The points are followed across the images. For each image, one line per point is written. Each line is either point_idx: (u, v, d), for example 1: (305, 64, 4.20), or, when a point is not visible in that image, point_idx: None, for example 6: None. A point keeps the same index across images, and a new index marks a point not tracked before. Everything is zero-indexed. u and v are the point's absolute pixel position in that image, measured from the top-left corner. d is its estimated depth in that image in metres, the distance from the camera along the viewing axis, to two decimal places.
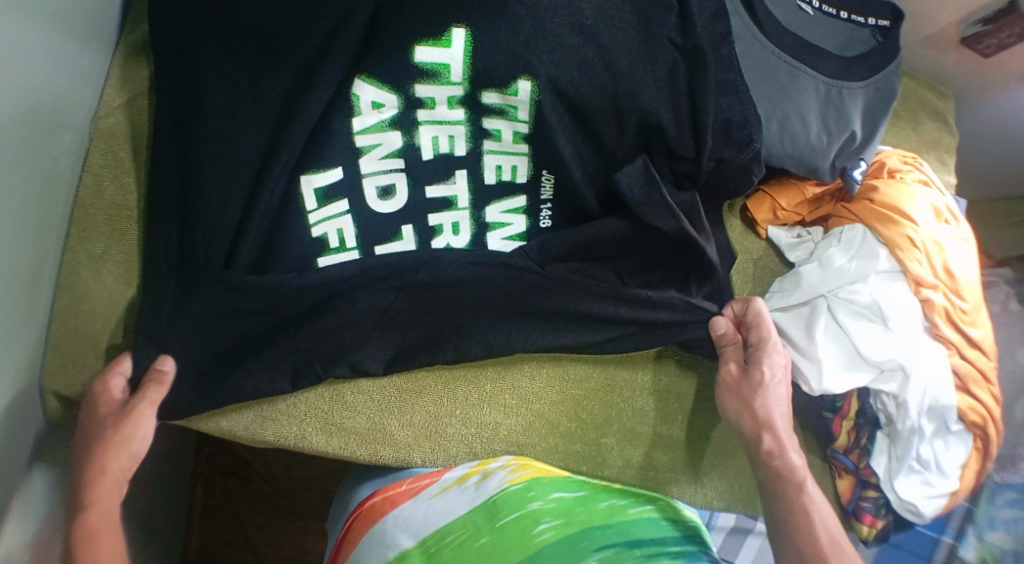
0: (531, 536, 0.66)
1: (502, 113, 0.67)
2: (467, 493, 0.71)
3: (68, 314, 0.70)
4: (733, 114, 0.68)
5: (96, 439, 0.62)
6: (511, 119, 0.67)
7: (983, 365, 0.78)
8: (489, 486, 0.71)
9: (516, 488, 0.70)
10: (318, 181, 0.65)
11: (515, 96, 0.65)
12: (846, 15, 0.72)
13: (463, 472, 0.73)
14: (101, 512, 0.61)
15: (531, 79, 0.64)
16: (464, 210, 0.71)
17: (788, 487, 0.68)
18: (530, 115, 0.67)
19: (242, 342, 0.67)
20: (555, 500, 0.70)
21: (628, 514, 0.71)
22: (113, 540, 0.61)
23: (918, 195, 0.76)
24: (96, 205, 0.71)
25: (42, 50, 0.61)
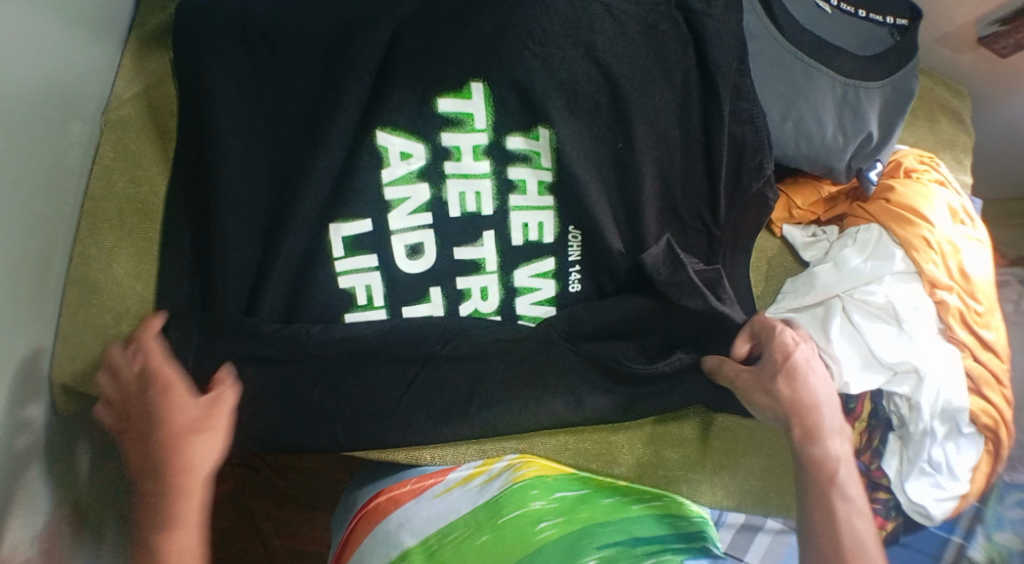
0: (531, 535, 0.67)
1: (526, 160, 0.66)
2: (470, 493, 0.71)
3: (79, 306, 0.71)
4: (748, 139, 0.66)
5: (158, 440, 0.63)
6: (535, 166, 0.66)
7: (997, 368, 0.78)
8: (492, 487, 0.71)
9: (518, 487, 0.71)
10: (346, 229, 0.66)
11: (538, 141, 0.66)
12: (865, 13, 0.71)
13: (468, 472, 0.73)
14: (181, 517, 0.62)
15: (549, 127, 0.65)
16: (492, 273, 0.69)
17: (820, 477, 0.65)
18: (553, 162, 0.66)
19: (263, 345, 0.68)
20: (557, 499, 0.71)
21: (630, 511, 0.71)
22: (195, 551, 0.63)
23: (935, 196, 0.75)
24: (109, 198, 0.72)
25: (51, 45, 0.62)
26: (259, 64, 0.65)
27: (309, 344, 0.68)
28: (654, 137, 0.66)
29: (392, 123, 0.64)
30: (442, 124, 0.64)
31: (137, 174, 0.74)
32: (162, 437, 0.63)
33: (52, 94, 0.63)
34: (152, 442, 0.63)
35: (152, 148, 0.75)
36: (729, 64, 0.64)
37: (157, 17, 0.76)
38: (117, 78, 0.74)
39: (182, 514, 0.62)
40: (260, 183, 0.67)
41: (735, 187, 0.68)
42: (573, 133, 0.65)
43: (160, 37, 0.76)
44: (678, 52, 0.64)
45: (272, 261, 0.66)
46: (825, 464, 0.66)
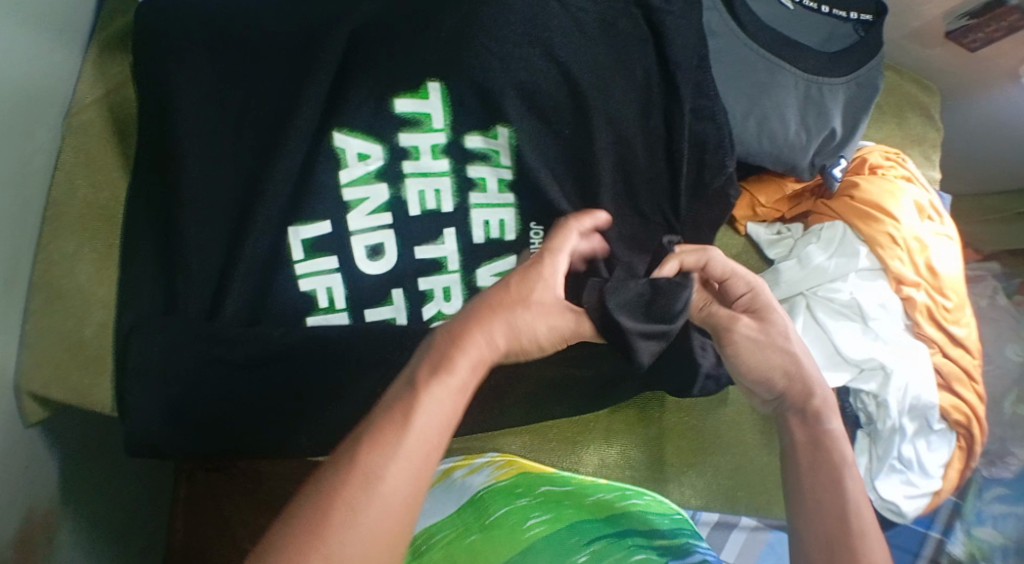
0: (519, 530, 0.63)
1: (485, 159, 0.66)
2: (452, 492, 0.70)
3: (44, 314, 0.69)
4: (710, 135, 0.66)
5: (521, 299, 0.50)
6: (494, 164, 0.66)
7: (968, 364, 0.78)
8: (473, 483, 0.70)
9: (502, 484, 0.69)
10: (305, 232, 0.65)
11: (496, 140, 0.65)
12: (827, 9, 0.72)
13: (448, 466, 0.74)
14: (479, 339, 0.48)
15: (508, 125, 0.64)
16: (455, 272, 0.68)
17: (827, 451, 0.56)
18: (512, 160, 0.66)
19: (226, 350, 0.65)
20: (543, 494, 0.68)
21: (615, 508, 0.66)
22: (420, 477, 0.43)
23: (901, 193, 0.75)
24: (72, 204, 0.72)
25: (10, 49, 0.61)
26: (219, 66, 0.64)
27: (274, 349, 0.66)
28: (616, 136, 0.66)
29: (349, 124, 0.64)
30: (400, 126, 0.64)
31: (98, 180, 0.73)
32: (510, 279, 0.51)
33: (11, 97, 0.62)
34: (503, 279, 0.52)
35: (115, 154, 0.75)
36: (690, 62, 0.64)
37: (119, 22, 0.76)
38: (79, 81, 0.73)
39: (458, 341, 0.47)
40: (221, 185, 0.65)
41: (698, 182, 0.68)
42: (532, 132, 0.65)
43: (119, 42, 0.76)
44: (638, 50, 0.65)
45: (246, 283, 0.66)
46: (825, 444, 0.57)
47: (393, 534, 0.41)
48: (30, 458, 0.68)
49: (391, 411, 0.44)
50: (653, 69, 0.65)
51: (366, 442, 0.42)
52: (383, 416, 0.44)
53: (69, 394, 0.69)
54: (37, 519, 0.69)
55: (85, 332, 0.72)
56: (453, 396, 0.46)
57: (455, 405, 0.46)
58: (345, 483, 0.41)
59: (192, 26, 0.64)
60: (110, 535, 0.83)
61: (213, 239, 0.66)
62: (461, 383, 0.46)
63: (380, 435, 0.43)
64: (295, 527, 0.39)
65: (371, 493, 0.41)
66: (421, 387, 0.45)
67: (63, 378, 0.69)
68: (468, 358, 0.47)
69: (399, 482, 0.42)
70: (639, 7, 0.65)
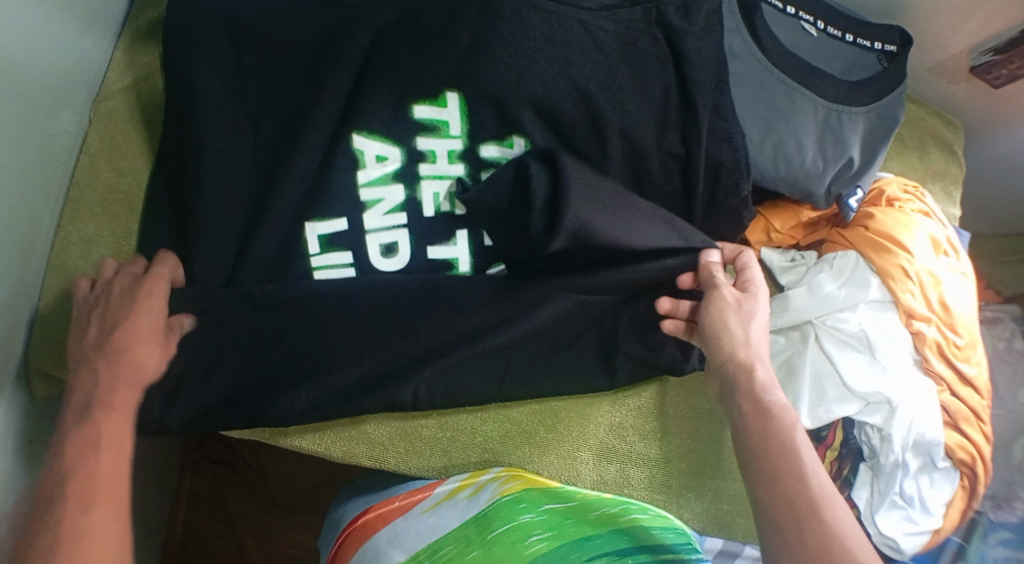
0: (522, 548, 0.62)
1: (434, 130, 0.65)
2: (458, 507, 0.69)
3: (56, 293, 0.70)
4: (726, 157, 0.66)
5: (120, 320, 0.61)
6: (443, 136, 0.66)
7: (975, 404, 0.76)
8: (480, 499, 0.69)
9: (506, 500, 0.68)
10: (322, 228, 0.66)
11: (445, 108, 0.65)
12: (852, 38, 0.71)
13: (454, 486, 0.72)
14: (123, 361, 0.60)
15: (459, 91, 0.64)
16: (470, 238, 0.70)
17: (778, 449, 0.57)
18: (462, 129, 0.66)
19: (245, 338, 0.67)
20: (546, 512, 0.68)
21: (619, 522, 0.67)
22: (113, 494, 0.54)
23: (916, 226, 0.75)
24: (93, 186, 0.73)
25: (43, 31, 0.63)
26: (243, 62, 0.65)
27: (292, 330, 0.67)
28: (629, 151, 0.67)
29: (368, 127, 0.65)
30: (417, 130, 0.65)
31: (122, 165, 0.74)
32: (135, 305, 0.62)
33: (39, 77, 0.63)
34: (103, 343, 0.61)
35: (140, 141, 0.75)
36: (709, 82, 0.65)
37: (151, 11, 0.77)
38: (108, 70, 0.74)
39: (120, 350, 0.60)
40: (236, 176, 0.66)
41: (712, 202, 0.69)
42: (547, 143, 0.66)
43: (150, 32, 0.77)
44: (656, 69, 0.65)
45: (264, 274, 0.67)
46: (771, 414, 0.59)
47: (116, 496, 0.54)
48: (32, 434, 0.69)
49: (82, 416, 0.57)
50: (671, 89, 0.65)
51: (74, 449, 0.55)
52: (81, 455, 0.55)
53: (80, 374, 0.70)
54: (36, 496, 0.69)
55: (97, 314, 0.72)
56: (132, 378, 0.60)
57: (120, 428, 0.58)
58: (65, 518, 0.51)
59: (215, 19, 0.64)
60: None
61: (230, 229, 0.66)
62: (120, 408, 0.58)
63: (98, 413, 0.57)
64: (56, 534, 0.51)
65: (90, 481, 0.54)
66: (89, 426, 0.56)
67: (72, 355, 0.70)
68: (122, 392, 0.59)
69: (114, 459, 0.56)
70: (658, 27, 0.64)
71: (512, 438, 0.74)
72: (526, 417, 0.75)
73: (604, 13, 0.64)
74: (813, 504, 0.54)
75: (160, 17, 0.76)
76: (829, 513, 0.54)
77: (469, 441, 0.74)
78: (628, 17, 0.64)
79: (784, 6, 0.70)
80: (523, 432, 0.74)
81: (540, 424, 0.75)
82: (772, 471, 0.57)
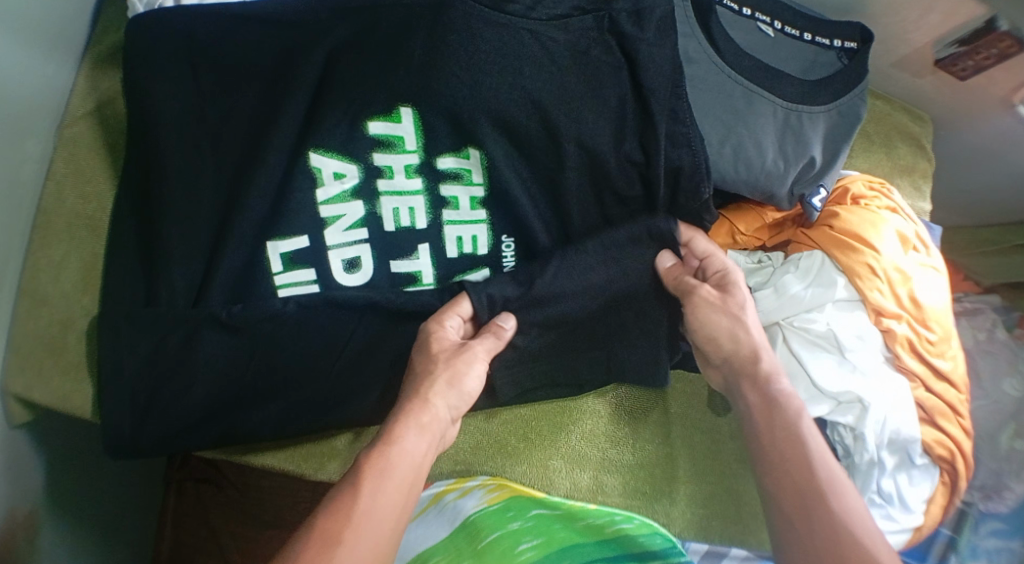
0: (513, 555, 0.67)
1: (389, 146, 0.66)
2: (445, 513, 0.71)
3: (27, 319, 0.71)
4: (685, 162, 0.66)
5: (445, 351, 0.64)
6: (399, 151, 0.66)
7: (952, 398, 0.76)
8: (465, 506, 0.71)
9: (494, 509, 0.70)
10: (284, 246, 0.67)
11: (399, 124, 0.65)
12: (810, 37, 0.71)
13: (441, 489, 0.73)
14: (400, 440, 0.59)
15: (413, 105, 0.64)
16: (481, 221, 0.70)
17: (776, 420, 0.63)
18: (417, 144, 0.66)
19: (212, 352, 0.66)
20: (534, 517, 0.70)
21: (604, 533, 0.69)
22: (387, 502, 0.55)
23: (883, 224, 0.74)
24: (59, 212, 0.73)
25: (4, 59, 0.63)
26: (201, 89, 0.65)
27: (265, 337, 0.67)
28: (588, 159, 0.67)
29: (324, 144, 0.65)
30: (373, 147, 0.65)
31: (87, 191, 0.74)
32: (421, 398, 0.61)
33: (2, 107, 0.64)
34: (407, 396, 0.62)
35: (104, 167, 0.76)
36: (663, 88, 0.64)
37: (112, 35, 0.77)
38: (71, 95, 0.75)
39: (393, 441, 0.58)
40: (200, 197, 0.66)
41: (673, 203, 0.69)
42: (505, 154, 0.67)
43: (112, 56, 0.77)
44: (612, 77, 0.65)
45: (228, 294, 0.67)
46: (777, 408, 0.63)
47: (391, 515, 0.55)
48: (10, 460, 0.69)
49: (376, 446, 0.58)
50: (627, 95, 0.65)
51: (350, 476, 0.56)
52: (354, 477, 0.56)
53: (55, 398, 0.71)
54: (16, 522, 0.70)
55: (69, 338, 0.73)
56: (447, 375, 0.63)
57: (412, 466, 0.58)
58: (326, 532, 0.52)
59: (171, 44, 0.64)
60: (90, 539, 0.83)
61: (194, 248, 0.66)
62: (410, 449, 0.59)
63: (399, 430, 0.59)
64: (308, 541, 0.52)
65: (368, 502, 0.54)
66: (375, 455, 0.58)
67: (45, 381, 0.70)
68: (414, 435, 0.60)
69: (390, 493, 0.56)
70: (611, 34, 0.64)
71: (478, 446, 0.74)
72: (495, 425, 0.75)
73: (555, 23, 0.63)
74: (815, 491, 0.58)
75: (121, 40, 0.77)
76: (835, 502, 0.57)
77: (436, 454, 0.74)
78: (580, 26, 0.64)
79: (741, 7, 0.71)
80: (491, 441, 0.75)
81: (513, 432, 0.75)
82: (771, 455, 0.61)
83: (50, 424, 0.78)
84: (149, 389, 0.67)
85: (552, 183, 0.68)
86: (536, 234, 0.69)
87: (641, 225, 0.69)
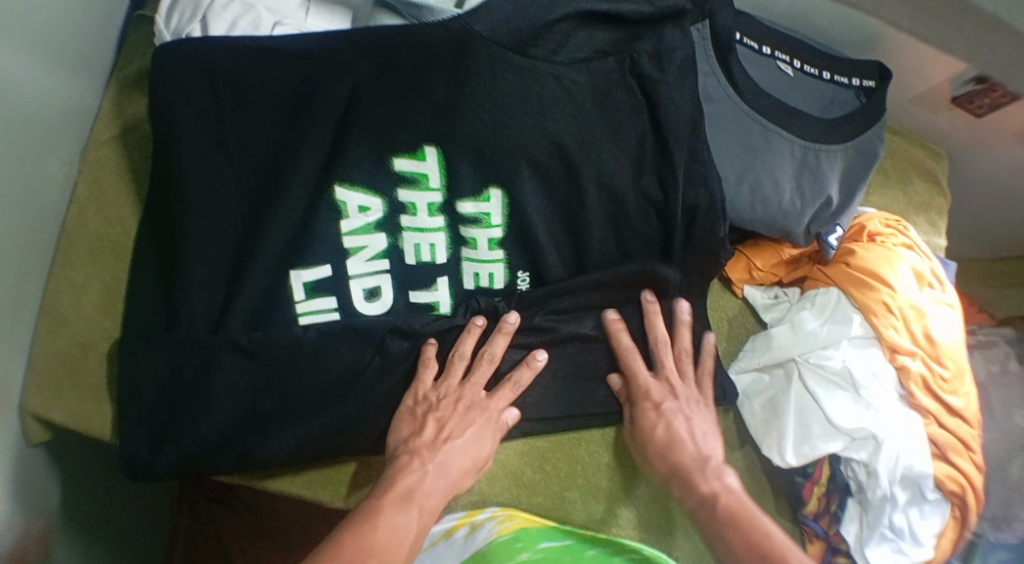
0: None
1: (413, 182, 0.67)
2: (455, 545, 0.71)
3: (49, 340, 0.72)
4: (701, 201, 0.67)
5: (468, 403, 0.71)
6: (422, 189, 0.67)
7: (964, 434, 0.76)
8: (477, 538, 0.70)
9: (504, 539, 0.69)
10: (307, 275, 0.68)
11: (424, 162, 0.66)
12: (829, 75, 0.72)
13: (451, 524, 0.73)
14: (432, 473, 0.68)
15: (436, 145, 0.65)
16: (498, 260, 0.70)
17: (701, 488, 0.69)
18: (441, 182, 0.67)
19: (231, 379, 0.67)
20: (543, 549, 0.69)
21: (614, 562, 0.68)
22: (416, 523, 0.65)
23: (899, 261, 0.75)
24: (83, 235, 0.74)
25: (32, 88, 0.64)
26: (222, 119, 0.65)
27: (286, 363, 0.68)
28: (606, 197, 0.68)
29: (349, 179, 0.66)
30: (399, 183, 0.66)
31: (111, 215, 0.75)
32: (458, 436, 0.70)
33: (29, 134, 0.65)
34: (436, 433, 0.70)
35: (127, 190, 0.76)
36: (683, 128, 0.65)
37: (136, 60, 0.78)
38: (95, 120, 0.76)
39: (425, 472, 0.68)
40: (221, 226, 0.67)
41: (688, 241, 0.70)
42: (526, 189, 0.67)
43: (137, 80, 0.78)
44: (631, 118, 0.66)
45: (249, 321, 0.68)
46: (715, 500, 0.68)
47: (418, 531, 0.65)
48: (29, 479, 0.70)
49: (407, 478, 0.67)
50: (646, 133, 0.66)
51: (389, 495, 0.65)
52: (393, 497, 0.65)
53: (74, 419, 0.72)
54: (35, 541, 0.71)
55: (90, 359, 0.74)
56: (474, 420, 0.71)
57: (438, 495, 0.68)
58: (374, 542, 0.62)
59: (193, 75, 0.64)
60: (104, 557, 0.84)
61: (216, 276, 0.67)
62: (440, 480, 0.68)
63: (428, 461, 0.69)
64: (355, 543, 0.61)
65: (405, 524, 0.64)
66: (412, 481, 0.67)
67: (65, 403, 0.71)
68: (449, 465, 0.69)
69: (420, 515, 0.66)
70: (631, 75, 0.65)
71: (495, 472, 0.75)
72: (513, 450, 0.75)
73: (579, 66, 0.64)
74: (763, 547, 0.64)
75: (145, 66, 0.77)
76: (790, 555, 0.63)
77: None
78: (602, 68, 0.64)
79: (760, 46, 0.71)
80: (510, 467, 0.75)
81: (529, 460, 0.75)
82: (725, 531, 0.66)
83: (69, 443, 0.79)
84: (168, 413, 0.68)
85: (571, 218, 0.69)
86: (553, 268, 0.71)
87: (640, 265, 0.71)
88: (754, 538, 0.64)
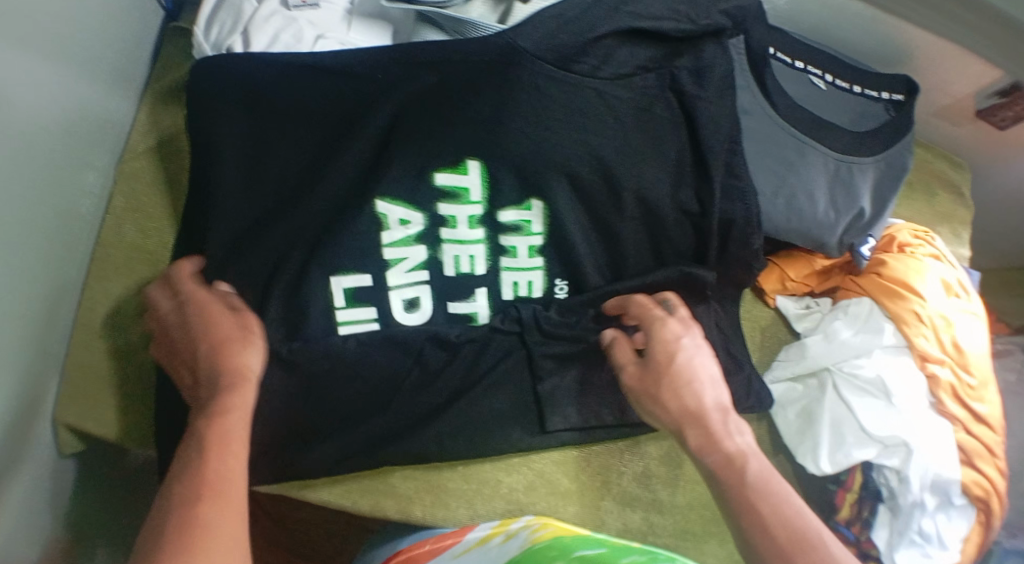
0: None
1: (456, 197, 0.67)
2: (490, 552, 0.66)
3: (84, 350, 0.72)
4: (739, 215, 0.69)
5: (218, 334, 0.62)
6: (464, 202, 0.68)
7: (990, 441, 0.77)
8: (513, 546, 0.65)
9: (541, 548, 0.63)
10: (346, 282, 0.68)
11: (466, 176, 0.67)
12: (859, 89, 0.74)
13: (487, 532, 0.69)
14: (235, 414, 0.57)
15: (479, 159, 0.66)
16: (538, 267, 0.72)
17: (716, 456, 0.61)
18: (482, 195, 0.67)
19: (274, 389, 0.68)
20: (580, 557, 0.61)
21: None
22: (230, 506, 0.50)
23: (927, 271, 0.77)
24: (118, 246, 0.74)
25: (73, 99, 0.65)
26: (262, 133, 0.66)
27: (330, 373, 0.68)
28: (643, 209, 0.69)
29: (391, 193, 0.66)
30: (439, 197, 0.67)
31: (146, 226, 0.76)
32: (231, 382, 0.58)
33: (69, 145, 0.65)
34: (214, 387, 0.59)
35: (163, 201, 0.77)
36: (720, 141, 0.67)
37: (172, 73, 0.79)
38: (131, 132, 0.77)
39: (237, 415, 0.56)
40: None
41: (723, 253, 0.72)
42: (568, 201, 0.68)
43: (170, 93, 0.79)
44: (669, 133, 0.67)
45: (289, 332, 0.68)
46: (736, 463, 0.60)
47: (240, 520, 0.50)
48: (64, 490, 0.70)
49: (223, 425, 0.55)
50: (684, 145, 0.68)
51: (209, 457, 0.52)
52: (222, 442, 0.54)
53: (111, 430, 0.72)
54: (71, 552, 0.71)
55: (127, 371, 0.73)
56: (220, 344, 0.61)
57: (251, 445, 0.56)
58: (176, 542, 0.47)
59: (236, 89, 0.65)
60: None
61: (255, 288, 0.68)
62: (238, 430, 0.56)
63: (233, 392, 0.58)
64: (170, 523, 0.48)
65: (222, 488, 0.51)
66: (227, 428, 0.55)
67: (100, 413, 0.71)
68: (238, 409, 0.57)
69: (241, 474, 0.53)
70: (671, 91, 0.66)
71: (532, 480, 0.75)
72: (552, 460, 0.76)
73: (619, 81, 0.65)
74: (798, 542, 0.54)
75: (179, 78, 0.79)
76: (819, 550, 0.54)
77: (491, 496, 0.74)
78: (643, 82, 0.66)
79: (793, 60, 0.72)
80: (549, 478, 0.76)
81: (567, 469, 0.77)
82: (746, 508, 0.57)
83: (101, 453, 0.79)
84: None
85: (609, 230, 0.70)
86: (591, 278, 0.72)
87: (675, 269, 0.71)
88: (776, 517, 0.56)
